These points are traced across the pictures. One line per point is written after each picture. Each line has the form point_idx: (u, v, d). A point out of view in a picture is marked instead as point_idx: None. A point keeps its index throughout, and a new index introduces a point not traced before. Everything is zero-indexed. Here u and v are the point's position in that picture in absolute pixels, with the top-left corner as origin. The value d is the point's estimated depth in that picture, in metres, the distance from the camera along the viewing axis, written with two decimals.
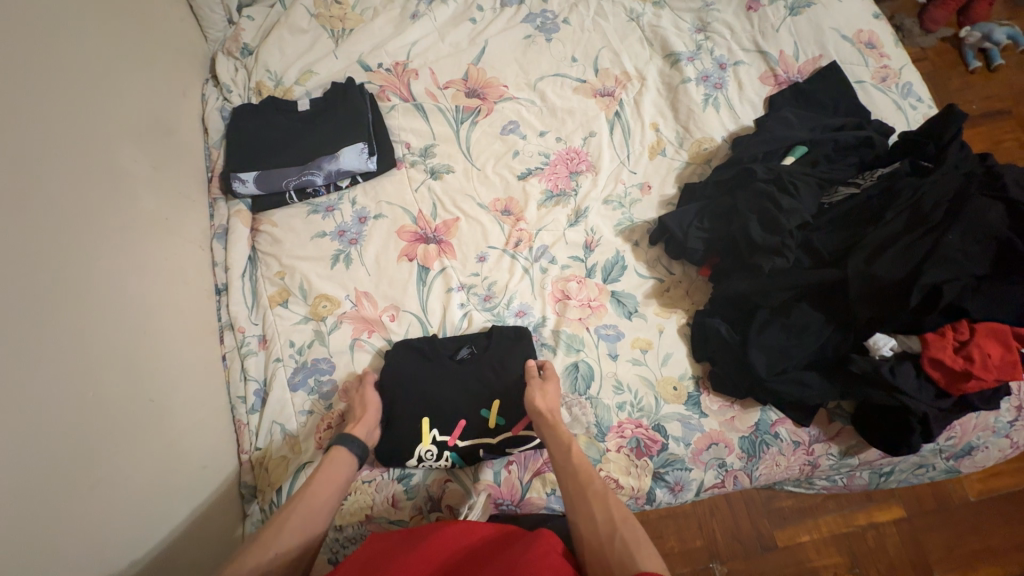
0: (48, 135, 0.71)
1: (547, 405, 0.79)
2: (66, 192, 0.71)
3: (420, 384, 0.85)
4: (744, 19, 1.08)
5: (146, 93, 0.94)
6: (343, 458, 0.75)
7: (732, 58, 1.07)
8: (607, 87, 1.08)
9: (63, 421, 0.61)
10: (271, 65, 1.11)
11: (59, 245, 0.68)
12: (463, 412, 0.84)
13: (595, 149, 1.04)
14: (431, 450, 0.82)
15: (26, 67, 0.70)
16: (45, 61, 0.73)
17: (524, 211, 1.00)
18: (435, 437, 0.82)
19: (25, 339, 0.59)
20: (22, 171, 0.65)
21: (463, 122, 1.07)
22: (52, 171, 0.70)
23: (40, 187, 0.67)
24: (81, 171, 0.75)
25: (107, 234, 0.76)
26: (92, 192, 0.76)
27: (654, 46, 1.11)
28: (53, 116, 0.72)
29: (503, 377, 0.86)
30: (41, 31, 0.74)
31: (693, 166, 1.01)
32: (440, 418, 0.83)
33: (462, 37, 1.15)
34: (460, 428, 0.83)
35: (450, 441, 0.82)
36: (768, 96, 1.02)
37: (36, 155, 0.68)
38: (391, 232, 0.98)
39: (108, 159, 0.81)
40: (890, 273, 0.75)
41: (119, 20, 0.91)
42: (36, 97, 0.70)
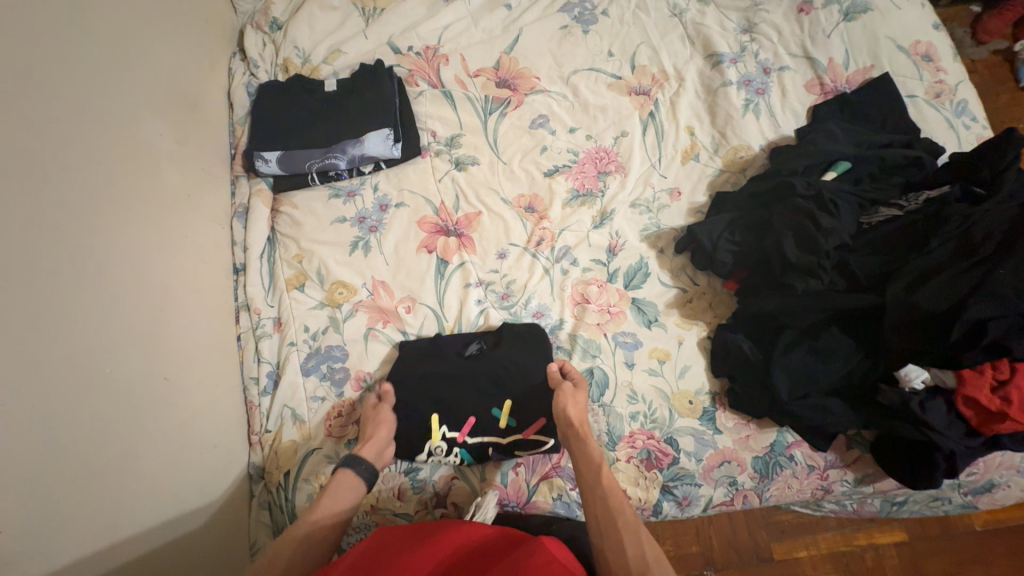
0: (73, 106, 0.70)
1: (578, 417, 0.76)
2: (88, 166, 0.70)
3: (434, 379, 0.85)
4: (793, 22, 1.03)
5: (173, 66, 0.92)
6: (348, 480, 0.73)
7: (777, 63, 1.02)
8: (642, 85, 1.04)
9: (78, 399, 0.61)
10: (300, 41, 1.08)
11: (80, 221, 0.67)
12: (473, 410, 0.83)
13: (625, 149, 1.00)
14: (440, 446, 0.82)
15: (53, 37, 0.68)
16: (72, 31, 0.72)
17: (548, 209, 0.98)
18: (445, 433, 0.82)
19: (42, 314, 0.58)
20: (46, 146, 0.64)
21: (491, 113, 1.03)
22: (74, 145, 0.69)
23: (62, 161, 0.66)
24: (105, 145, 0.74)
25: (129, 210, 0.76)
26: (114, 166, 0.75)
27: (696, 45, 1.06)
28: (78, 88, 0.71)
29: (515, 378, 0.85)
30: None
31: (727, 174, 0.97)
32: (452, 414, 0.83)
33: (496, 23, 1.11)
34: (469, 425, 0.82)
35: (458, 437, 0.82)
36: (812, 105, 0.98)
37: (59, 128, 0.66)
38: (411, 222, 0.97)
39: (131, 134, 0.79)
40: (931, 303, 0.72)
41: None
42: (59, 67, 0.69)
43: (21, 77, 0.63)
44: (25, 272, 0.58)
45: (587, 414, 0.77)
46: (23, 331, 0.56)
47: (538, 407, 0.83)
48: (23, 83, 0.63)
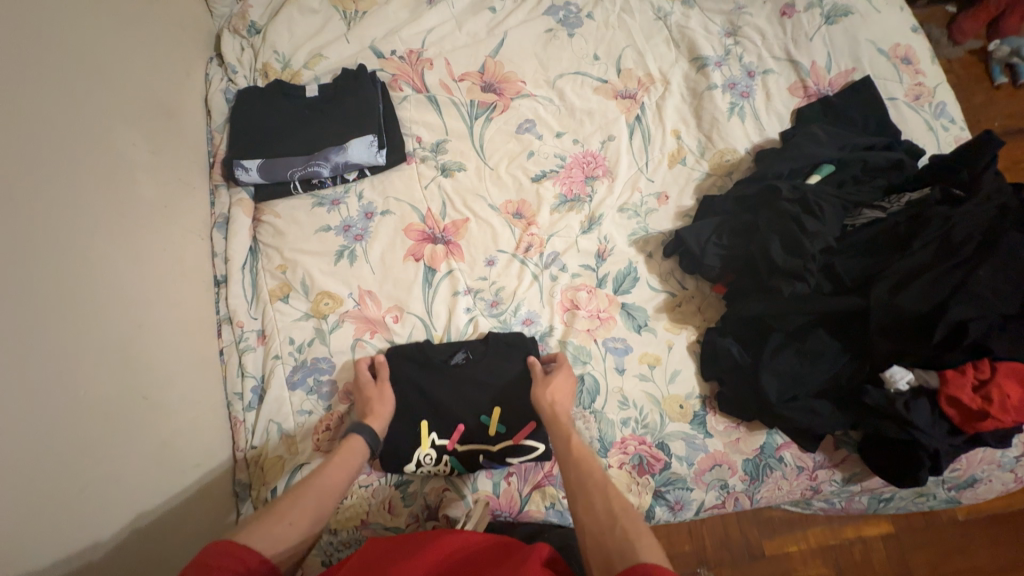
0: (42, 118, 0.67)
1: (550, 398, 0.78)
2: (58, 179, 0.67)
3: (424, 388, 0.84)
4: (776, 23, 1.02)
5: (147, 74, 0.89)
6: (357, 445, 0.74)
7: (761, 66, 1.01)
8: (629, 89, 1.04)
9: (51, 425, 0.58)
10: (279, 46, 1.06)
11: (50, 238, 0.64)
12: (462, 417, 0.82)
13: (613, 154, 1.00)
14: (429, 455, 0.81)
15: (20, 47, 0.66)
16: (40, 41, 0.69)
17: (536, 214, 0.97)
18: (434, 440, 0.81)
19: (13, 338, 0.56)
20: (16, 162, 0.62)
21: (477, 118, 1.02)
22: (45, 159, 0.66)
23: (26, 174, 0.63)
24: (78, 158, 0.71)
25: (104, 225, 0.73)
26: (85, 178, 0.72)
27: (681, 48, 1.05)
28: (48, 99, 0.68)
29: (509, 386, 0.84)
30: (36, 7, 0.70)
31: (713, 178, 0.98)
32: (441, 424, 0.82)
33: (481, 27, 1.10)
34: (458, 433, 0.82)
35: (449, 445, 0.81)
36: (796, 108, 0.98)
37: (26, 141, 0.64)
38: (397, 230, 0.95)
39: (105, 145, 0.77)
40: (913, 305, 0.73)
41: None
42: (27, 79, 0.66)
43: None
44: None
45: (562, 393, 0.79)
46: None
47: (529, 415, 0.83)
48: None
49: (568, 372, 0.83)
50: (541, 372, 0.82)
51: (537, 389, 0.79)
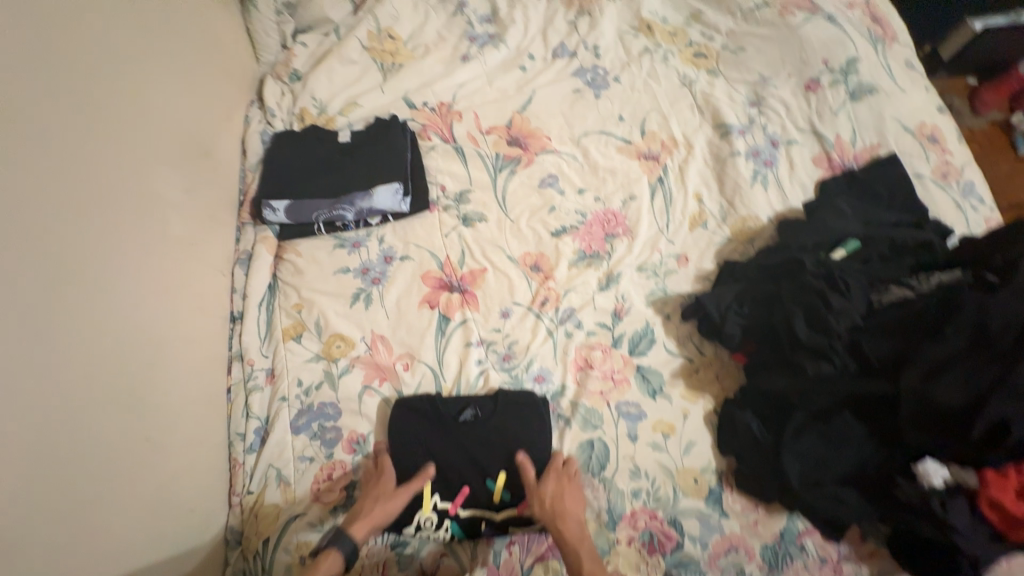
0: (86, 161, 0.70)
1: (549, 513, 0.74)
2: (88, 216, 0.69)
3: (428, 444, 0.82)
4: (800, 96, 1.04)
5: (189, 117, 0.93)
6: (331, 564, 0.69)
7: (785, 136, 1.02)
8: (652, 150, 1.05)
9: (49, 470, 0.57)
10: (317, 92, 1.11)
11: (73, 274, 0.65)
12: (467, 478, 0.80)
13: (634, 213, 1.00)
14: (430, 519, 0.78)
15: (75, 96, 0.70)
16: (95, 90, 0.74)
17: (554, 269, 0.97)
18: (436, 503, 0.79)
19: (26, 380, 0.56)
20: (55, 203, 0.64)
21: (501, 170, 1.04)
22: (84, 199, 0.68)
23: (62, 212, 0.65)
24: (116, 198, 0.74)
25: (131, 262, 0.75)
26: (120, 218, 0.74)
27: (705, 114, 1.07)
28: (94, 142, 0.72)
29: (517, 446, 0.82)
30: (96, 60, 0.75)
31: (735, 243, 0.97)
32: (445, 482, 0.80)
33: (510, 84, 1.15)
34: (462, 496, 0.79)
35: (452, 509, 0.79)
36: (820, 179, 0.98)
37: (64, 179, 0.66)
38: (415, 276, 0.96)
39: (142, 184, 0.80)
40: (947, 395, 0.69)
41: (171, 46, 0.92)
42: (78, 124, 0.70)
43: (41, 136, 0.64)
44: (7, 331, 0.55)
45: (561, 499, 0.76)
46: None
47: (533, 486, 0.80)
48: (41, 142, 0.63)
49: (569, 477, 0.79)
50: (537, 484, 0.77)
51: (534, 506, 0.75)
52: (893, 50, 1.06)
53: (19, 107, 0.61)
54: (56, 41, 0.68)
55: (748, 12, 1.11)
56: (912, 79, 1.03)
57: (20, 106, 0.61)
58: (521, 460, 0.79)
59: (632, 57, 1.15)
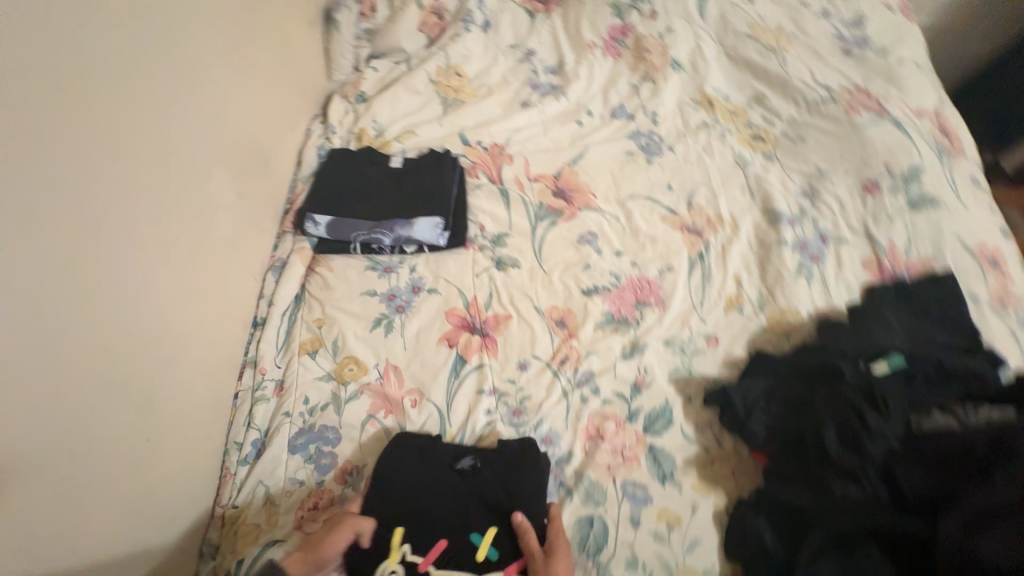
0: (154, 162, 0.73)
1: None
2: (142, 210, 0.71)
3: (414, 485, 0.78)
4: (856, 194, 1.02)
5: (254, 127, 0.98)
6: None
7: (836, 233, 0.99)
8: (696, 224, 1.04)
9: (52, 464, 0.57)
10: (379, 116, 1.15)
11: (117, 265, 0.66)
12: (446, 529, 0.75)
13: (669, 285, 0.98)
14: (394, 572, 0.71)
15: (159, 100, 0.74)
16: (176, 95, 0.78)
17: (579, 327, 0.95)
18: (405, 554, 0.72)
19: (51, 370, 0.57)
20: (117, 198, 0.66)
21: (542, 219, 1.04)
22: (144, 197, 0.71)
23: (122, 207, 0.67)
24: (173, 197, 0.77)
25: (173, 262, 0.77)
26: (172, 216, 0.76)
27: (755, 197, 1.05)
28: (165, 144, 0.75)
29: (508, 504, 0.77)
30: (183, 67, 0.79)
31: (770, 335, 0.93)
32: (421, 532, 0.74)
33: (565, 136, 1.17)
34: (437, 549, 0.73)
35: (419, 564, 0.72)
36: (868, 283, 0.94)
37: (128, 174, 0.68)
38: (438, 311, 0.95)
39: (199, 187, 0.83)
40: (993, 556, 0.61)
41: (251, 60, 0.97)
42: (155, 127, 0.73)
43: (119, 134, 0.67)
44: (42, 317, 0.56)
45: None
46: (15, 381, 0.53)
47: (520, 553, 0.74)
48: (118, 140, 0.66)
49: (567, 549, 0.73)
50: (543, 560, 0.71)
51: None
52: (959, 164, 1.03)
53: (102, 101, 0.64)
54: (148, 44, 0.72)
55: (813, 103, 1.12)
56: (977, 198, 1.00)
57: (105, 101, 0.64)
58: (519, 525, 0.73)
59: (688, 129, 1.16)
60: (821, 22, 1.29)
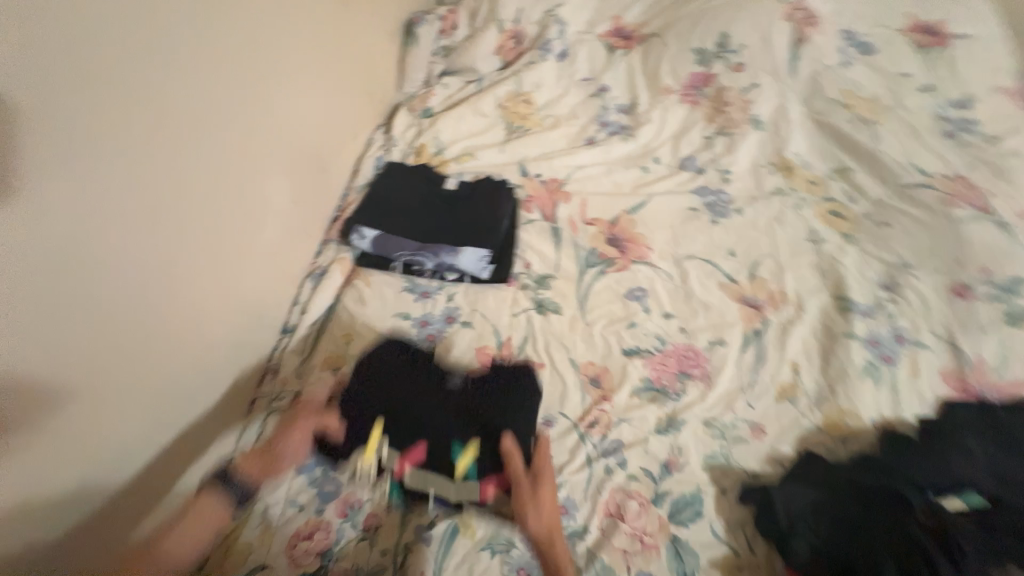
0: (215, 163, 0.72)
1: (541, 530, 0.71)
2: (194, 204, 0.69)
3: (402, 388, 0.79)
4: (944, 296, 0.92)
5: (319, 133, 0.98)
6: (219, 504, 0.67)
7: (915, 335, 0.89)
8: (756, 298, 0.96)
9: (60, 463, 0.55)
10: (441, 133, 1.13)
11: (162, 259, 0.65)
12: (427, 435, 0.75)
13: (718, 359, 0.91)
14: (371, 465, 0.75)
15: (232, 101, 0.74)
16: (248, 97, 0.78)
17: (613, 390, 0.88)
18: (382, 449, 0.75)
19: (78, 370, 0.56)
20: (173, 197, 0.65)
21: (591, 266, 0.99)
22: (197, 197, 0.70)
23: (175, 205, 0.66)
24: (229, 199, 0.76)
25: (217, 263, 0.76)
26: (224, 218, 0.76)
27: (826, 278, 0.97)
28: (230, 145, 0.75)
29: (491, 425, 0.76)
30: (260, 71, 0.79)
31: (825, 437, 0.83)
32: (403, 436, 0.76)
33: (627, 180, 1.12)
34: (416, 452, 0.74)
35: (397, 463, 0.74)
36: (947, 398, 0.83)
37: (186, 167, 0.67)
38: (470, 346, 0.90)
39: (255, 189, 0.82)
40: None
41: (328, 67, 0.98)
42: (222, 128, 0.73)
43: (185, 133, 0.66)
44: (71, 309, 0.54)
45: (550, 521, 0.72)
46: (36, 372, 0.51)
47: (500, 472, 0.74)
48: (183, 139, 0.66)
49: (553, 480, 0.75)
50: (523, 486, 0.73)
51: (527, 519, 0.71)
52: None
53: (171, 94, 0.63)
54: (226, 40, 0.71)
55: (904, 187, 1.03)
56: None
57: (174, 94, 0.64)
58: (507, 451, 0.73)
59: (761, 193, 1.09)
60: (923, 98, 1.19)
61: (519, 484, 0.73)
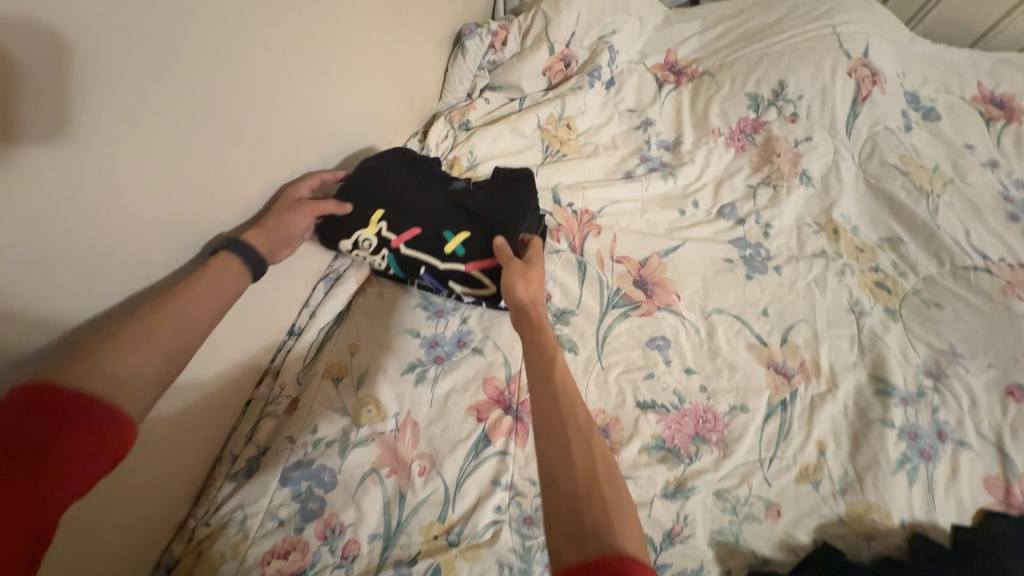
0: (242, 161, 0.71)
1: (525, 297, 0.74)
2: (212, 202, 0.67)
3: (407, 184, 0.92)
4: (994, 394, 0.86)
5: (354, 138, 0.96)
6: (230, 266, 0.63)
7: (958, 432, 0.82)
8: (786, 365, 0.90)
9: None
10: (476, 148, 1.09)
11: (166, 257, 0.63)
12: (420, 224, 0.89)
13: (738, 427, 0.84)
14: (370, 240, 0.88)
15: (271, 101, 0.72)
16: (289, 97, 0.76)
17: (623, 444, 0.82)
18: (381, 230, 0.88)
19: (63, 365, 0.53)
20: (193, 195, 0.64)
21: (614, 307, 0.95)
22: (217, 194, 0.68)
23: (192, 203, 0.64)
24: (251, 201, 0.75)
25: None
26: (242, 218, 0.74)
27: (865, 355, 0.91)
28: (262, 145, 0.73)
29: (482, 220, 0.90)
30: (308, 74, 0.78)
31: (847, 530, 0.76)
32: (399, 221, 0.89)
33: (661, 221, 1.07)
34: (409, 235, 0.89)
35: (393, 241, 0.89)
36: (987, 507, 0.76)
37: (210, 165, 0.65)
38: (478, 375, 0.87)
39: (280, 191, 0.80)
40: None
41: (376, 73, 0.96)
42: (255, 127, 0.71)
43: (216, 130, 0.65)
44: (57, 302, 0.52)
45: (538, 292, 0.76)
46: (3, 366, 0.49)
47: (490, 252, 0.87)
48: (214, 136, 0.64)
49: (541, 265, 0.80)
50: (510, 262, 0.80)
51: (514, 287, 0.75)
52: None
53: (208, 92, 0.61)
54: (274, 39, 0.69)
55: (961, 269, 0.98)
56: None
57: (214, 92, 0.62)
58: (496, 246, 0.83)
59: (802, 253, 1.03)
60: (986, 174, 1.13)
61: (509, 263, 0.79)
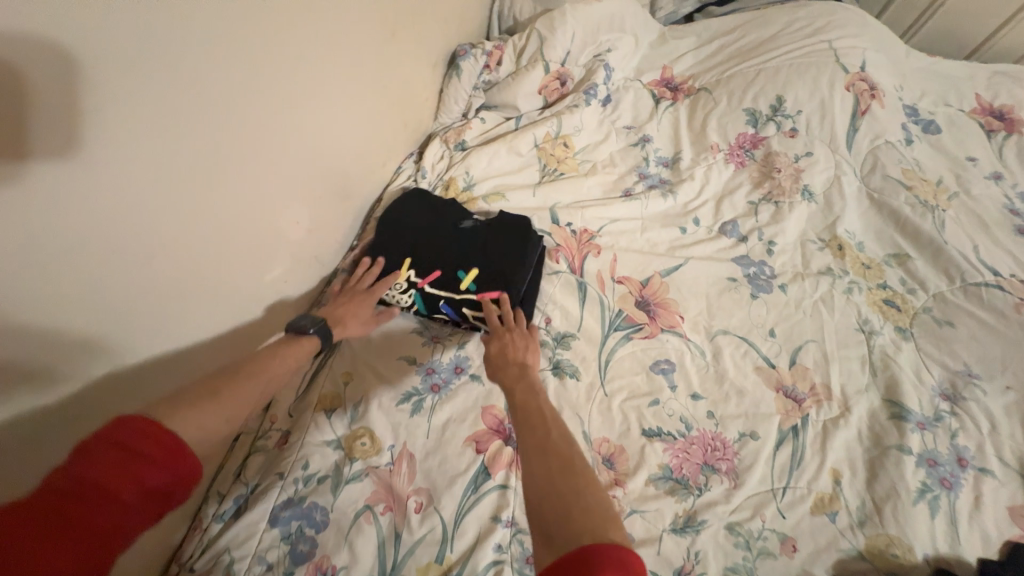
0: (228, 188, 0.69)
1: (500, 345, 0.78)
2: (194, 232, 0.65)
3: (424, 226, 0.97)
4: (1013, 417, 0.83)
5: (348, 161, 0.94)
6: (304, 346, 0.73)
7: (978, 458, 0.79)
8: (796, 389, 0.87)
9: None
10: (473, 169, 1.08)
11: (142, 288, 0.60)
12: (439, 264, 0.93)
13: (748, 455, 0.80)
14: (401, 284, 0.92)
15: (259, 126, 0.70)
16: (279, 123, 0.74)
17: (629, 475, 0.78)
18: (410, 275, 0.92)
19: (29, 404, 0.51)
20: (174, 223, 0.62)
21: (617, 330, 0.92)
22: (200, 222, 0.66)
23: (173, 231, 0.62)
24: (237, 227, 0.73)
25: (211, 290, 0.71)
26: (227, 245, 0.72)
27: (877, 377, 0.87)
28: (250, 170, 0.71)
29: (490, 256, 0.93)
30: (299, 99, 0.76)
31: (868, 566, 0.72)
32: (420, 264, 0.93)
33: (662, 239, 1.05)
34: (433, 277, 0.92)
35: (419, 283, 0.92)
36: (1014, 540, 0.72)
37: (193, 193, 0.63)
38: (476, 403, 0.84)
39: (269, 217, 0.78)
40: None
41: (370, 95, 0.95)
42: (242, 152, 0.69)
43: (200, 157, 0.62)
44: (17, 336, 0.49)
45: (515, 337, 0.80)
46: None
47: (499, 284, 0.89)
48: (197, 163, 0.62)
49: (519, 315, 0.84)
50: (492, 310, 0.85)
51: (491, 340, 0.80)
52: None
53: (192, 122, 0.60)
54: (263, 64, 0.67)
55: (972, 285, 0.95)
56: None
57: (198, 118, 0.60)
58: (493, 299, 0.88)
59: (807, 271, 1.01)
60: (991, 187, 1.11)
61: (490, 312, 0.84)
